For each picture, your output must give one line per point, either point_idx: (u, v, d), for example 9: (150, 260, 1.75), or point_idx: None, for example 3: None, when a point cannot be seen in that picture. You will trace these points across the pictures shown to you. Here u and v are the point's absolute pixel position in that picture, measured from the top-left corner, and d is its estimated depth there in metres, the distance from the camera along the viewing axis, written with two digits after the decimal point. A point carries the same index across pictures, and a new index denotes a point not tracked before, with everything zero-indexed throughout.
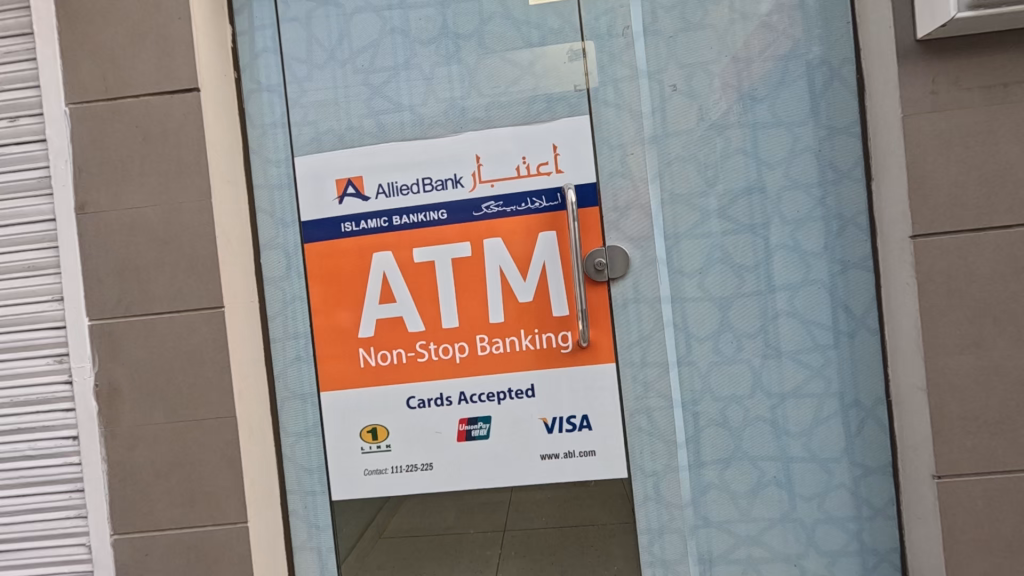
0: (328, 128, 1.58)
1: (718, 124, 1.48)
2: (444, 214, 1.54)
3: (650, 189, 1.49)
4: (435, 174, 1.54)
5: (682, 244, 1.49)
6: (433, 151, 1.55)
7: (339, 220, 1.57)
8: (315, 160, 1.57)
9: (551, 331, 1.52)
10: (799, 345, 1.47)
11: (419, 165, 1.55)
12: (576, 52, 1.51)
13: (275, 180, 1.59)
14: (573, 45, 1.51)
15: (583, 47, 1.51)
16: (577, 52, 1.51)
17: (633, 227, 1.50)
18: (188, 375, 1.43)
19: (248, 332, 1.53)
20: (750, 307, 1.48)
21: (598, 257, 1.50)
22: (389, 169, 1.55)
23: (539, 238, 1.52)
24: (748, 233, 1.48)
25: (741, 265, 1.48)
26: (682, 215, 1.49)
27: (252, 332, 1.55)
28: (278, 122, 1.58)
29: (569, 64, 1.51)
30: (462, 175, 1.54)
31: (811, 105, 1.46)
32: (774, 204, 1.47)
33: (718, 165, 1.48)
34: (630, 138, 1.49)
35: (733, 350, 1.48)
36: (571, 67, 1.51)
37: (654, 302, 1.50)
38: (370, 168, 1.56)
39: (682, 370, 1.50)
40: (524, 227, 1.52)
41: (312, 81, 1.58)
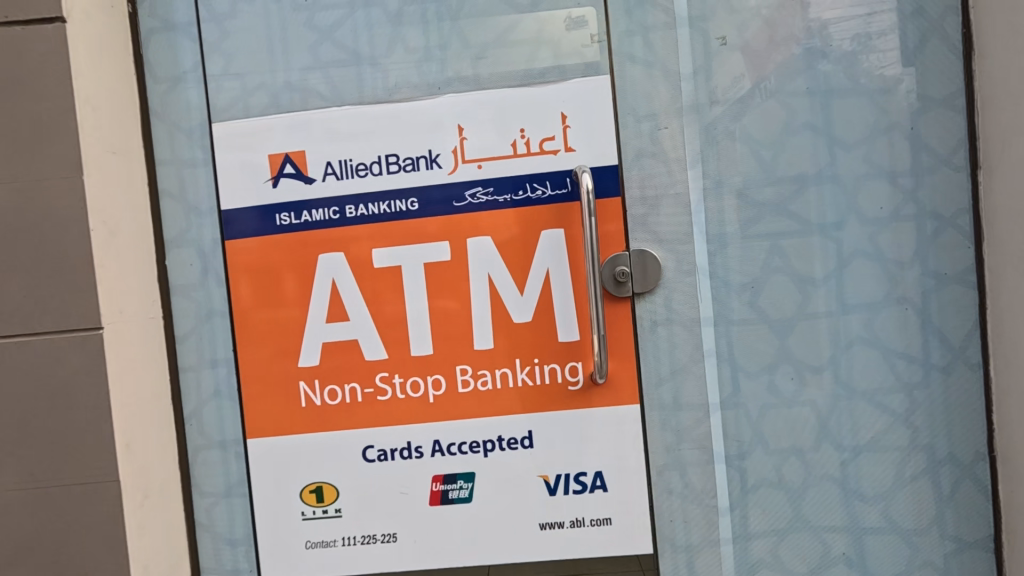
0: (259, 84, 1.17)
1: (780, 90, 1.12)
2: (415, 205, 1.16)
3: (689, 175, 1.13)
4: (404, 151, 1.16)
5: (729, 249, 1.13)
6: (400, 120, 1.16)
7: (273, 210, 1.17)
8: (241, 129, 1.17)
9: (555, 363, 1.16)
10: (879, 383, 1.12)
11: (382, 138, 1.16)
12: (576, 20, 1.14)
13: (186, 154, 1.18)
14: (572, 10, 1.14)
15: (584, 13, 1.13)
16: (578, 20, 1.14)
17: (665, 226, 1.13)
18: (51, 422, 1.03)
19: (146, 359, 1.13)
20: (816, 333, 1.13)
21: (618, 263, 1.13)
22: (342, 143, 1.16)
23: (542, 238, 1.15)
24: (816, 235, 1.12)
25: (807, 278, 1.12)
26: (730, 211, 1.13)
27: (152, 359, 1.14)
28: (191, 76, 1.17)
29: (564, 35, 1.14)
30: (440, 153, 1.15)
31: (903, 66, 1.11)
32: (851, 197, 1.11)
33: (779, 145, 1.12)
34: (663, 108, 1.13)
35: (792, 389, 1.13)
36: (569, 39, 1.14)
37: (691, 325, 1.14)
38: (317, 141, 1.16)
39: (726, 414, 1.14)
40: (521, 224, 1.15)
41: (236, 20, 1.17)
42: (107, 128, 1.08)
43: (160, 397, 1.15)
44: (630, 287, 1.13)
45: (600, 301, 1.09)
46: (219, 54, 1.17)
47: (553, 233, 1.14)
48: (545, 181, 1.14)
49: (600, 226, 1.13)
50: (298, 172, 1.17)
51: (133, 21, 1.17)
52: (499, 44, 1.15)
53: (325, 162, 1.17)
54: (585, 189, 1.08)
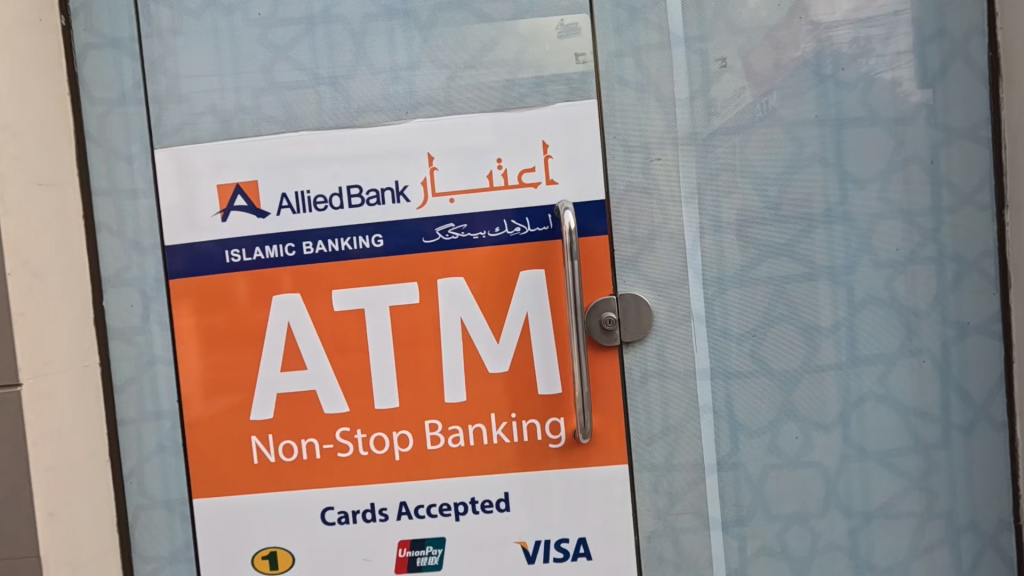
0: (208, 106, 1.05)
1: (786, 118, 1.01)
2: (379, 241, 1.04)
3: (684, 211, 1.02)
4: (368, 182, 1.04)
5: (728, 294, 1.02)
6: (364, 148, 1.04)
7: (223, 246, 1.05)
8: (187, 156, 1.05)
9: (535, 419, 1.04)
10: (894, 444, 1.01)
11: (343, 167, 1.04)
12: (568, 28, 1.02)
13: (126, 183, 1.06)
14: (565, 17, 1.02)
15: (578, 21, 1.02)
16: (571, 28, 1.02)
17: (656, 268, 1.02)
18: None
19: (77, 413, 1.01)
20: (823, 387, 1.02)
21: (607, 312, 1.02)
22: (299, 173, 1.05)
23: (520, 280, 1.03)
24: (824, 278, 1.01)
25: (814, 326, 1.01)
26: (729, 251, 1.02)
27: (85, 411, 1.03)
28: (132, 97, 1.06)
29: (554, 45, 1.02)
30: (408, 184, 1.04)
31: (923, 92, 1.00)
32: (864, 237, 1.00)
33: (784, 178, 1.01)
34: (656, 137, 1.02)
35: (798, 450, 1.02)
36: (557, 50, 1.02)
37: (685, 377, 1.03)
38: (272, 171, 1.05)
39: (724, 476, 1.03)
40: (497, 263, 1.03)
41: (183, 35, 1.05)
42: (31, 157, 0.97)
43: (94, 453, 1.04)
44: (619, 336, 1.02)
45: (583, 353, 0.98)
46: (164, 73, 1.05)
47: (533, 275, 1.03)
48: (525, 217, 1.03)
49: (585, 267, 1.02)
50: (251, 204, 1.05)
51: (69, 35, 1.05)
52: (474, 64, 1.03)
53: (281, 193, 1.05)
54: (567, 228, 0.96)
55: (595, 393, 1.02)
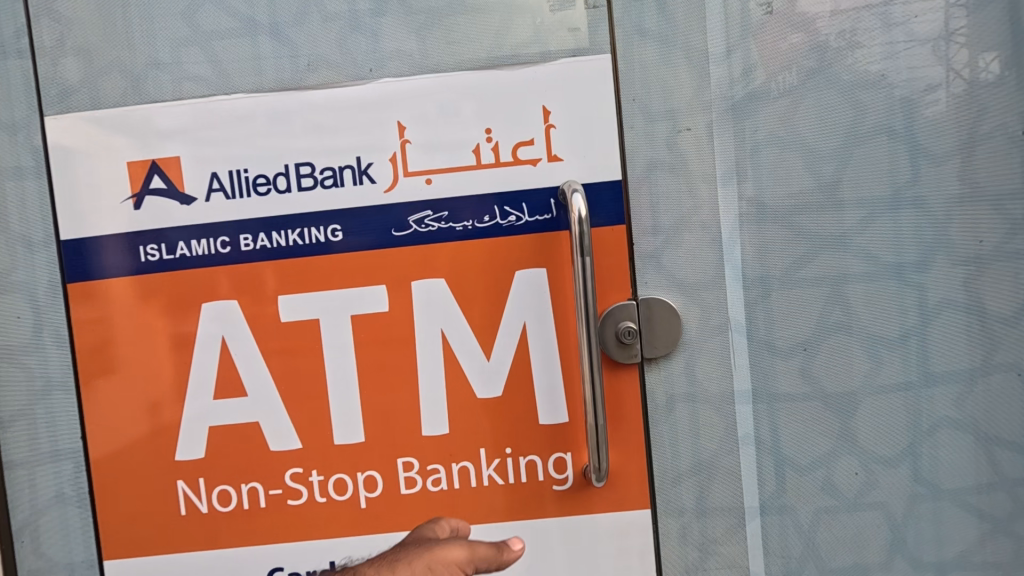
0: (113, 62, 0.82)
1: (845, 80, 0.81)
2: (338, 233, 0.83)
3: (719, 196, 0.82)
4: (323, 160, 0.82)
5: (773, 298, 0.83)
6: (317, 117, 0.82)
7: (138, 241, 0.83)
8: (88, 125, 0.82)
9: (535, 455, 0.84)
10: (973, 480, 0.83)
11: (290, 140, 0.82)
12: None
13: (9, 160, 0.83)
14: None
15: None
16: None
17: (685, 266, 0.82)
18: None
19: None
20: (890, 412, 0.83)
21: (624, 322, 0.82)
22: (234, 147, 0.82)
23: (516, 281, 0.83)
24: (892, 278, 0.82)
25: (879, 337, 0.82)
26: (774, 245, 0.82)
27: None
28: (14, 48, 0.82)
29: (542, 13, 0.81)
30: (373, 162, 0.82)
31: (1014, 48, 0.80)
32: (940, 227, 0.81)
33: (842, 155, 0.81)
34: (684, 103, 0.81)
35: (858, 489, 0.83)
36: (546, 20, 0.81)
37: (721, 401, 0.83)
38: (199, 145, 0.82)
39: (768, 521, 0.84)
40: (488, 261, 0.82)
41: None
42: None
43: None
44: (640, 349, 0.82)
45: (598, 373, 0.78)
46: (53, 18, 0.82)
47: (531, 275, 0.82)
48: (521, 203, 0.82)
49: (597, 264, 0.82)
50: (172, 185, 0.83)
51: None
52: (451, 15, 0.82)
53: (210, 172, 0.83)
54: (576, 216, 0.76)
55: (610, 422, 0.82)
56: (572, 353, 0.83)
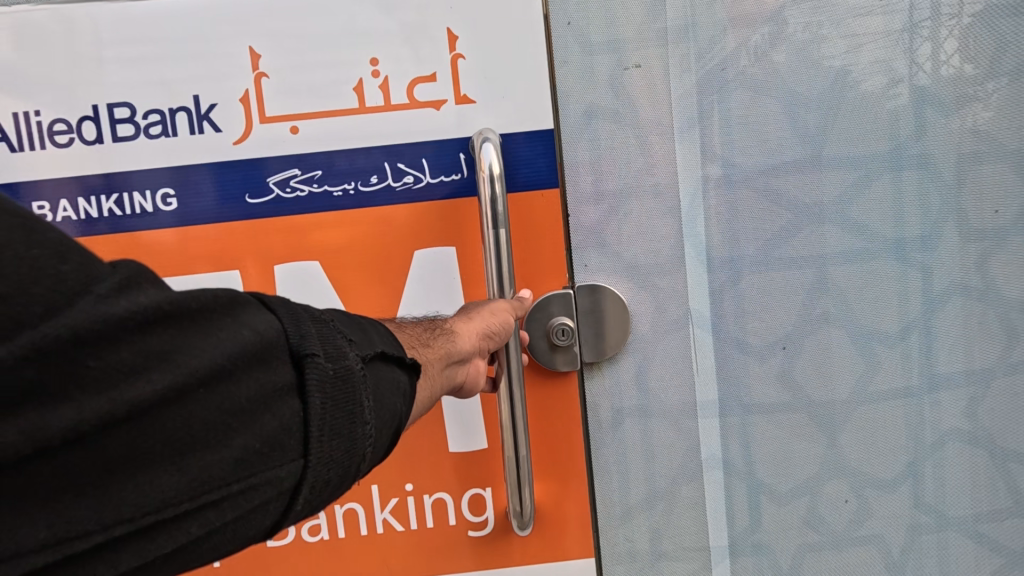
0: None
1: (835, 4, 0.63)
2: (171, 201, 0.62)
3: (678, 152, 0.64)
4: (149, 100, 0.61)
5: (745, 283, 0.65)
6: (139, 38, 0.60)
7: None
8: None
9: (444, 491, 0.65)
10: (982, 505, 0.67)
11: (101, 72, 0.60)
12: None
13: None
14: None
15: None
16: None
17: (635, 244, 0.64)
18: None
19: None
20: (886, 425, 0.66)
21: (563, 320, 0.63)
22: (19, 80, 0.60)
23: (415, 263, 0.63)
24: (889, 259, 0.65)
25: (874, 332, 0.65)
26: (746, 217, 0.65)
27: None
28: None
29: None
30: (218, 104, 0.61)
31: None
32: (950, 193, 0.64)
33: (830, 102, 0.64)
34: (632, 30, 0.63)
35: (848, 520, 0.67)
36: None
37: (682, 416, 0.65)
38: None
39: (740, 564, 0.67)
40: (377, 236, 0.62)
41: None
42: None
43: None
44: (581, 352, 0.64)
45: (519, 382, 0.59)
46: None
47: (433, 256, 0.63)
48: (421, 159, 0.62)
49: (518, 239, 0.63)
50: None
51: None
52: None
53: None
54: (485, 172, 0.57)
55: (539, 445, 0.64)
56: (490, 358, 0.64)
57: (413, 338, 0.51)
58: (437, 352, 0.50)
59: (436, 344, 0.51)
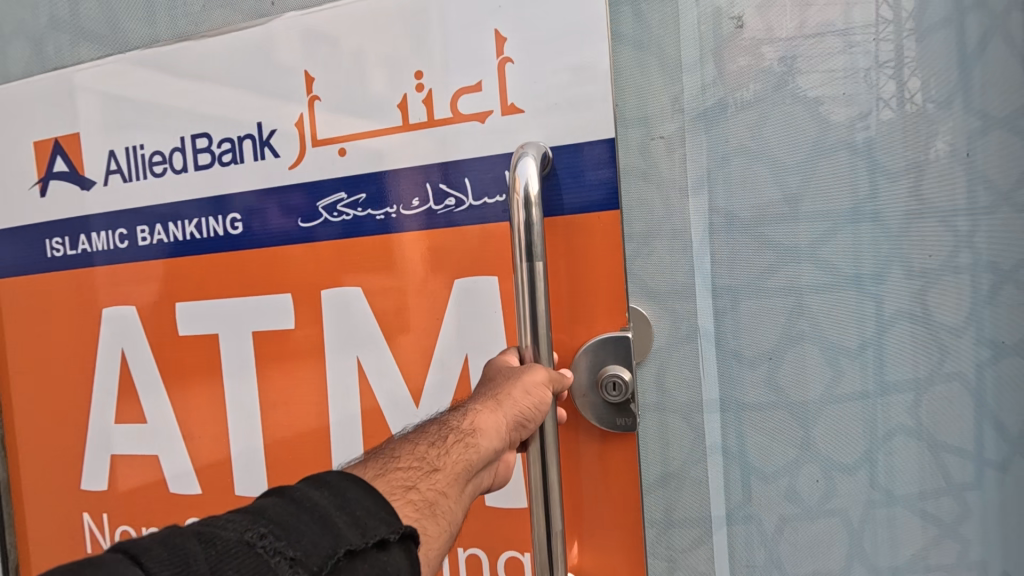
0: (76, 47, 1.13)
1: (808, 95, 0.83)
2: (238, 223, 1.04)
3: (691, 204, 0.83)
4: (227, 133, 1.04)
5: (741, 306, 0.83)
6: (242, 85, 1.02)
7: (46, 233, 1.18)
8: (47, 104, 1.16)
9: (475, 549, 0.95)
10: (922, 486, 0.85)
11: (201, 104, 1.05)
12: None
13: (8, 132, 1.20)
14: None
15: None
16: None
17: (658, 273, 0.84)
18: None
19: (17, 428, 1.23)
20: (848, 421, 0.84)
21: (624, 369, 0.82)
22: (157, 114, 1.08)
23: (452, 293, 0.93)
24: (850, 290, 0.84)
25: (839, 347, 0.84)
26: (743, 256, 0.83)
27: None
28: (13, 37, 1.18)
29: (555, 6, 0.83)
30: (277, 130, 1.01)
31: (947, 74, 0.81)
32: (896, 241, 0.83)
33: (807, 167, 0.83)
34: (657, 112, 0.83)
35: (819, 496, 0.85)
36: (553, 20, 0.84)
37: (691, 411, 0.84)
38: (127, 115, 1.10)
39: (735, 530, 0.85)
40: (418, 260, 0.94)
41: None
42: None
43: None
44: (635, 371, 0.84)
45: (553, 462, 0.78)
46: (53, 19, 1.14)
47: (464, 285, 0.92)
48: (466, 180, 0.90)
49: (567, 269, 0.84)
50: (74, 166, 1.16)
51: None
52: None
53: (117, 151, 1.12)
54: (513, 199, 0.76)
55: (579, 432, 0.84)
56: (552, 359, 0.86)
57: (428, 464, 0.67)
58: (446, 478, 0.66)
59: (446, 467, 0.67)
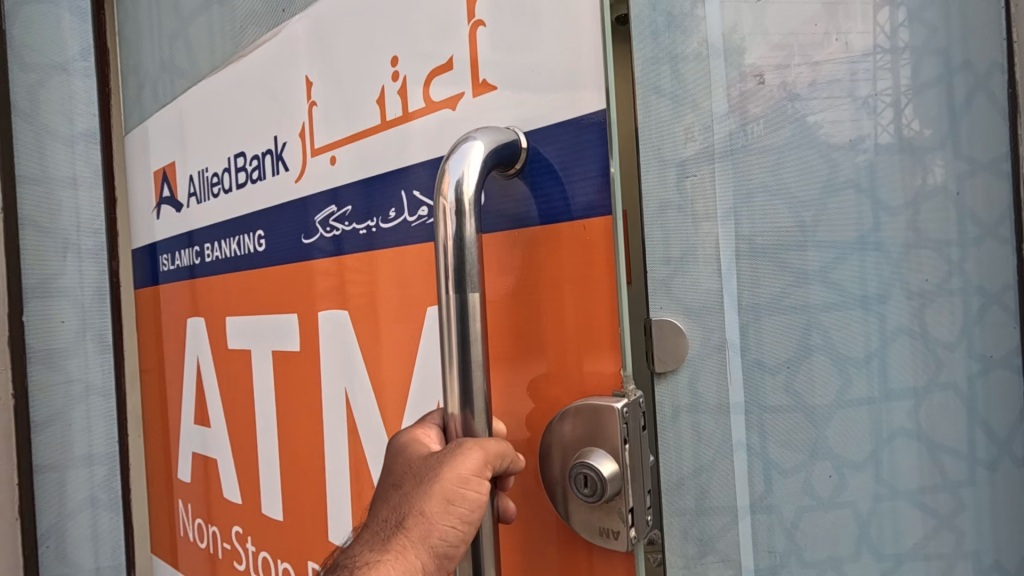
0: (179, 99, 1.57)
1: (819, 141, 0.97)
2: (262, 238, 1.34)
3: (720, 233, 0.96)
4: (257, 146, 1.34)
5: (763, 322, 0.97)
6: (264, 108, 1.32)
7: (162, 249, 1.67)
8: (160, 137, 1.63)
9: None
10: (922, 482, 0.96)
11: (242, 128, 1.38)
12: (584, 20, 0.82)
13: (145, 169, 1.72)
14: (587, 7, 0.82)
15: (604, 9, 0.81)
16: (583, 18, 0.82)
17: (691, 291, 0.94)
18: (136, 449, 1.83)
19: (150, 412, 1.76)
20: (856, 423, 0.96)
21: (605, 452, 0.81)
22: (218, 138, 1.45)
23: (428, 316, 1.03)
24: (856, 309, 0.96)
25: (848, 358, 0.96)
26: (766, 278, 0.97)
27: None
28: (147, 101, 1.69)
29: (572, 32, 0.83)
30: (286, 142, 1.26)
31: (939, 124, 0.95)
32: (897, 267, 0.96)
33: (820, 202, 0.97)
34: (690, 155, 0.95)
35: (832, 490, 0.96)
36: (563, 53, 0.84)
37: (719, 413, 0.95)
38: (200, 140, 1.50)
39: (757, 519, 0.97)
40: (394, 276, 1.07)
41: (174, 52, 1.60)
42: (99, 185, 1.87)
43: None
44: (632, 452, 0.82)
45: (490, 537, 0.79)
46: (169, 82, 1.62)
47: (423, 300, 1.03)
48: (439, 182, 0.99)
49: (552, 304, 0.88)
50: (171, 191, 1.61)
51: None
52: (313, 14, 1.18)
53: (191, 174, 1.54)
54: (438, 212, 0.80)
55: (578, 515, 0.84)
56: (549, 406, 0.90)
57: None
58: None
59: None
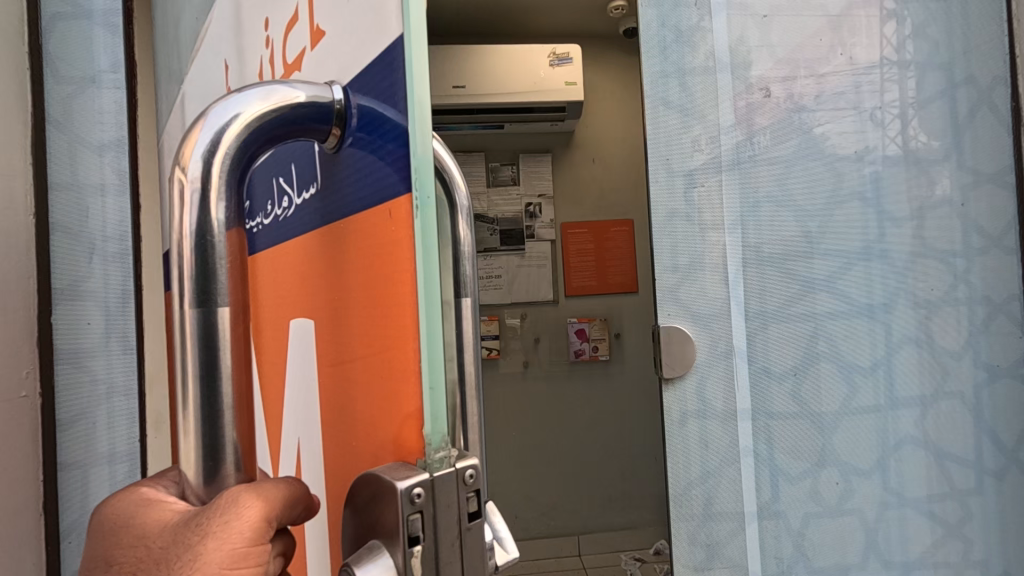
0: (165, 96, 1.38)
1: (825, 153, 0.99)
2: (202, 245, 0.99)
3: (727, 242, 0.98)
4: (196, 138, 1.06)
5: (770, 329, 0.98)
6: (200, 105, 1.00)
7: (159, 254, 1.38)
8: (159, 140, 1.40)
9: None
10: (928, 491, 0.97)
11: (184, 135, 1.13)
12: None
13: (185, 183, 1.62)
14: None
15: None
16: None
17: (699, 299, 0.98)
18: None
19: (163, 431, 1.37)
20: (862, 431, 0.97)
21: (386, 554, 0.35)
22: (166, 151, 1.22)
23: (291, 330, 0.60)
24: (862, 317, 0.98)
25: (854, 366, 0.98)
26: (772, 286, 0.98)
27: (83, 395, 1.08)
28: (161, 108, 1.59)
29: None
30: None
31: (942, 139, 0.98)
32: (902, 276, 0.98)
33: (826, 213, 0.98)
34: (699, 164, 0.99)
35: (838, 497, 0.97)
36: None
37: (726, 418, 0.98)
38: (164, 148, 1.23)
39: (764, 524, 0.98)
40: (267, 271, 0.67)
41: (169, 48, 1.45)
42: None
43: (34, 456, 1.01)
44: (430, 562, 0.35)
45: None
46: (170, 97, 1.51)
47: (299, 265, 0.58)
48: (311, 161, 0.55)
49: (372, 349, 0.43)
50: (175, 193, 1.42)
51: (83, 27, 1.10)
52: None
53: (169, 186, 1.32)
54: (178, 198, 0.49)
55: None
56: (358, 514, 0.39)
57: None
58: None
59: None
